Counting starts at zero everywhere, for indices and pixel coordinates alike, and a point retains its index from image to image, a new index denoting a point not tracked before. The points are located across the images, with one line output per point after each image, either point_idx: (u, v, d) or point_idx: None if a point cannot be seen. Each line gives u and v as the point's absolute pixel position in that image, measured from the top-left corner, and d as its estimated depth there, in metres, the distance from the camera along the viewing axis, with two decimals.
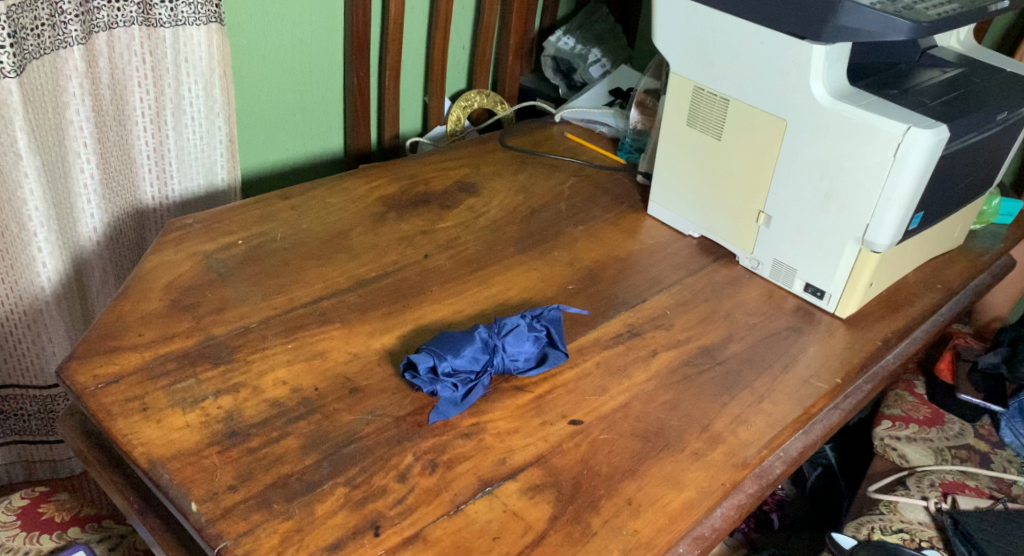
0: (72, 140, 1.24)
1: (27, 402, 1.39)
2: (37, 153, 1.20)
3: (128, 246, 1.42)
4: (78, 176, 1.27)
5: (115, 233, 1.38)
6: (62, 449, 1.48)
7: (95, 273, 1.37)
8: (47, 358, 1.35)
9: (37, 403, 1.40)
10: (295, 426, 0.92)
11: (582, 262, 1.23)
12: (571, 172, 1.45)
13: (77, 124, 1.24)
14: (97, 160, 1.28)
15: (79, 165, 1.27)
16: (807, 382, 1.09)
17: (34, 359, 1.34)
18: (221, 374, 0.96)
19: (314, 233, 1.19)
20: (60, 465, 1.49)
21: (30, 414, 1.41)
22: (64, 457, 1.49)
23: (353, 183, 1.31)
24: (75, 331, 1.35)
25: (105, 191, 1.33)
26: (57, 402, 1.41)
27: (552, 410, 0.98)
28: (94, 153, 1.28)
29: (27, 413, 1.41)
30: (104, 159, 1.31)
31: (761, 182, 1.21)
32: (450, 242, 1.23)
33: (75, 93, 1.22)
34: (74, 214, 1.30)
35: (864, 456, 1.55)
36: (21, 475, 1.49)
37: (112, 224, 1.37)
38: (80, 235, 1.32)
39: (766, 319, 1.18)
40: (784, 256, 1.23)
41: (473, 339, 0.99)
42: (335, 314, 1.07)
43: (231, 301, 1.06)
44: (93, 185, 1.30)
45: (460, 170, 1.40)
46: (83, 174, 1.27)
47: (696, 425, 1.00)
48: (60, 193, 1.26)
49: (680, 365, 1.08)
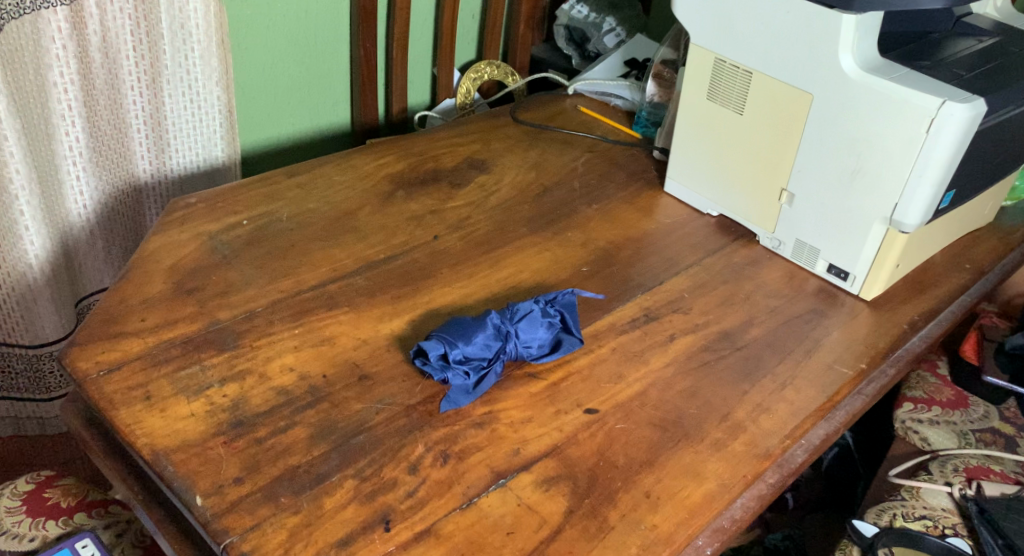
0: (55, 102, 1.23)
1: (15, 359, 1.38)
2: (17, 113, 1.19)
3: (122, 213, 1.41)
4: (63, 139, 1.26)
5: (107, 199, 1.37)
6: (49, 408, 1.48)
7: (83, 238, 1.37)
8: (35, 319, 1.34)
9: (23, 361, 1.39)
10: (303, 413, 0.89)
11: (597, 243, 1.20)
12: (585, 148, 1.41)
13: (61, 86, 1.22)
14: (83, 124, 1.27)
15: (63, 128, 1.25)
16: (830, 367, 1.06)
17: (22, 319, 1.34)
18: (226, 360, 0.93)
19: (322, 213, 1.16)
20: (47, 421, 1.49)
21: (18, 372, 1.40)
22: (51, 415, 1.48)
23: (360, 160, 1.28)
24: (60, 294, 1.35)
25: (94, 155, 1.32)
26: (43, 362, 1.40)
27: (566, 398, 0.95)
28: (80, 117, 1.26)
29: (15, 371, 1.40)
30: (94, 123, 1.30)
31: (784, 159, 1.17)
32: (460, 222, 1.19)
33: (58, 54, 1.20)
34: (60, 178, 1.29)
35: (880, 441, 1.51)
36: (8, 430, 1.49)
37: (104, 190, 1.36)
38: (67, 199, 1.31)
39: (787, 303, 1.15)
40: (808, 235, 1.19)
41: (484, 326, 0.96)
42: (345, 297, 1.04)
43: (236, 284, 1.03)
44: (80, 150, 1.28)
45: (471, 146, 1.36)
46: (68, 136, 1.26)
47: (717, 413, 0.97)
48: (43, 156, 1.25)
49: (698, 351, 1.05)
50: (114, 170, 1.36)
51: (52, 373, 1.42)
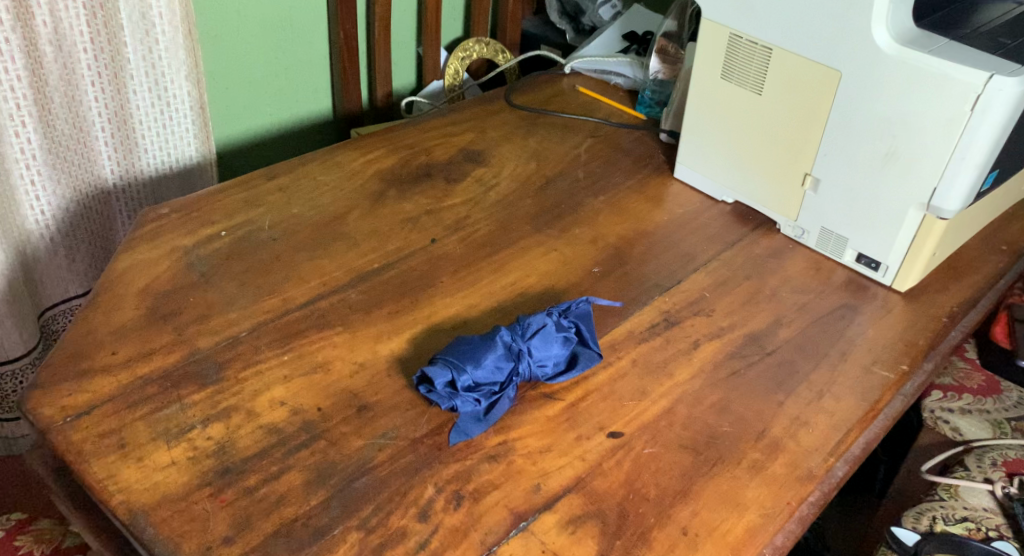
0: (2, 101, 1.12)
1: None
2: None
3: (89, 219, 1.30)
4: (13, 141, 1.16)
5: (69, 205, 1.27)
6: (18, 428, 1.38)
7: (43, 246, 1.27)
8: None
9: None
10: (298, 454, 0.80)
11: (607, 239, 1.10)
12: (587, 133, 1.31)
13: (7, 83, 1.12)
14: (34, 123, 1.16)
15: (12, 129, 1.15)
16: (869, 371, 0.97)
17: None
18: (208, 396, 0.83)
19: (307, 218, 1.06)
20: (15, 443, 1.39)
21: None
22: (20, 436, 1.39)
23: (345, 156, 1.17)
24: (16, 306, 1.24)
25: (52, 158, 1.21)
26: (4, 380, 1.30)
27: (587, 421, 0.87)
28: (31, 116, 1.16)
29: None
30: (51, 124, 1.19)
31: (809, 142, 1.08)
32: (459, 222, 1.09)
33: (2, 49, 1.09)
34: (12, 184, 1.18)
35: (904, 440, 1.39)
36: None
37: (65, 196, 1.25)
38: (22, 206, 1.21)
39: (815, 300, 1.06)
40: (834, 223, 1.10)
41: (493, 345, 0.86)
42: (338, 315, 0.95)
43: (217, 306, 0.93)
44: (34, 151, 1.18)
45: (465, 135, 1.26)
46: (18, 138, 1.16)
47: (752, 431, 0.88)
48: None
49: (726, 359, 0.96)
50: (76, 173, 1.25)
51: (16, 392, 1.32)
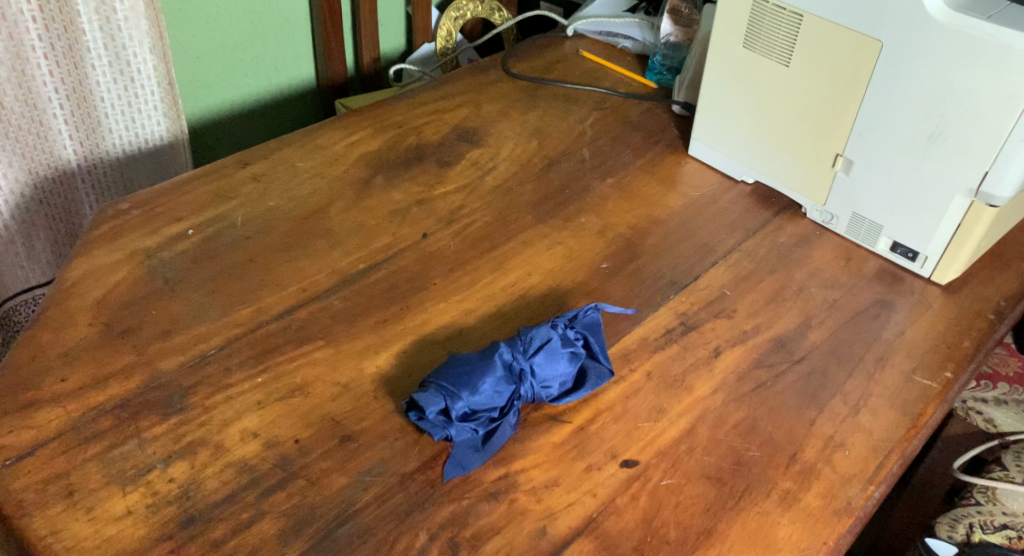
0: None
1: None
2: None
3: (47, 205, 1.19)
4: None
5: (24, 190, 1.15)
6: None
7: None
8: None
9: None
10: (270, 497, 0.70)
11: (617, 229, 1.00)
12: (593, 105, 1.19)
13: None
14: None
15: None
16: (909, 379, 0.88)
17: None
18: (170, 429, 0.74)
19: (285, 211, 0.96)
20: None
21: None
22: None
23: (327, 138, 1.06)
24: None
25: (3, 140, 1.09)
26: None
27: (598, 448, 0.78)
28: None
29: None
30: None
31: (843, 118, 0.98)
32: (454, 213, 0.99)
33: None
34: None
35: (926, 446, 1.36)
36: None
37: (19, 181, 1.14)
38: None
39: (847, 296, 0.96)
40: (867, 209, 1.00)
41: (492, 367, 0.77)
42: (319, 325, 0.85)
43: (182, 320, 0.83)
44: None
45: (459, 111, 1.14)
46: None
47: (782, 455, 0.80)
48: None
49: (751, 370, 0.87)
50: (32, 155, 1.14)
51: None
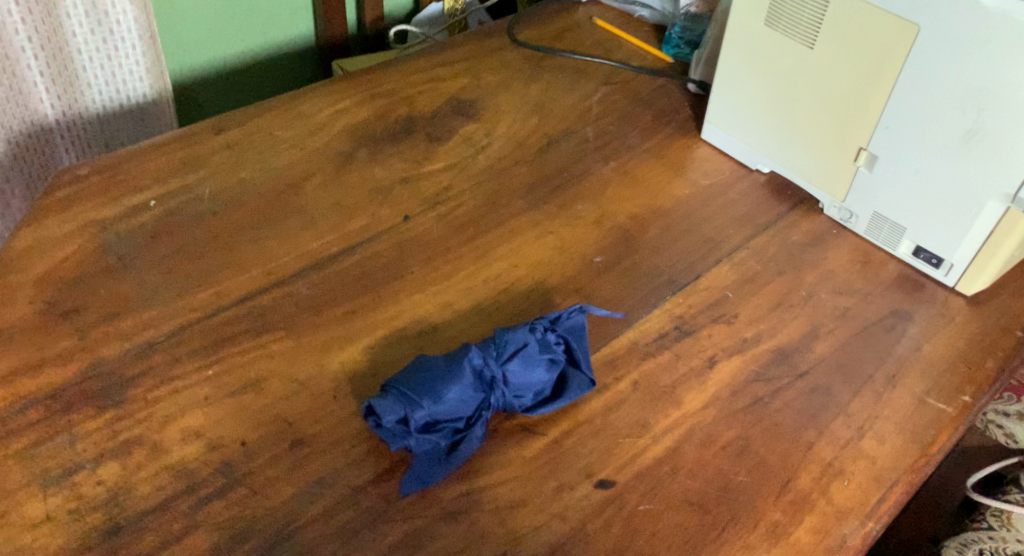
0: None
1: None
2: None
3: (22, 164, 1.10)
4: None
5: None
6: None
7: None
8: None
9: None
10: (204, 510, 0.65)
11: (615, 219, 0.92)
12: (601, 79, 1.11)
13: None
14: None
15: None
16: (922, 401, 0.80)
17: None
18: (105, 425, 0.69)
19: (256, 185, 0.89)
20: None
21: None
22: None
23: (310, 105, 0.99)
24: None
25: None
26: None
27: (572, 466, 0.72)
28: None
29: None
30: None
31: (869, 108, 0.89)
32: (439, 194, 0.92)
33: None
34: None
35: None
36: None
37: None
38: None
39: (860, 304, 0.88)
40: (890, 209, 0.92)
41: (460, 374, 0.70)
42: (281, 314, 0.78)
43: (132, 302, 0.77)
44: None
45: (457, 80, 1.07)
46: None
47: (773, 483, 0.73)
48: None
49: (748, 384, 0.79)
50: (6, 109, 1.05)
51: None
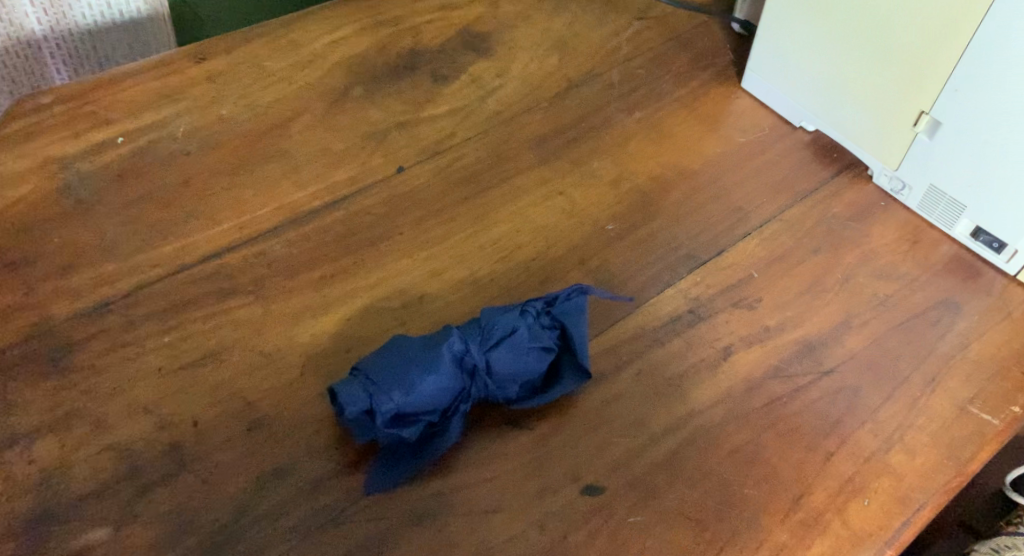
0: None
1: None
2: None
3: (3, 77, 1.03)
4: None
5: None
6: None
7: None
8: None
9: None
10: (194, 484, 0.60)
11: (633, 180, 0.83)
12: (635, 13, 0.99)
13: None
14: None
15: None
16: (965, 410, 0.71)
17: None
18: (47, 394, 0.63)
19: (236, 123, 0.81)
20: None
21: None
22: None
23: (305, 32, 0.90)
24: None
25: None
26: None
27: (559, 467, 0.64)
28: None
29: None
30: None
31: (935, 68, 0.78)
32: (439, 143, 0.83)
33: None
34: None
35: None
36: None
37: None
38: None
39: (904, 291, 0.78)
40: (950, 183, 0.81)
41: (436, 361, 0.63)
42: (251, 275, 0.71)
43: (88, 254, 0.71)
44: None
45: (472, 8, 0.96)
46: None
47: (782, 498, 0.65)
48: None
49: (765, 381, 0.71)
50: None
51: None
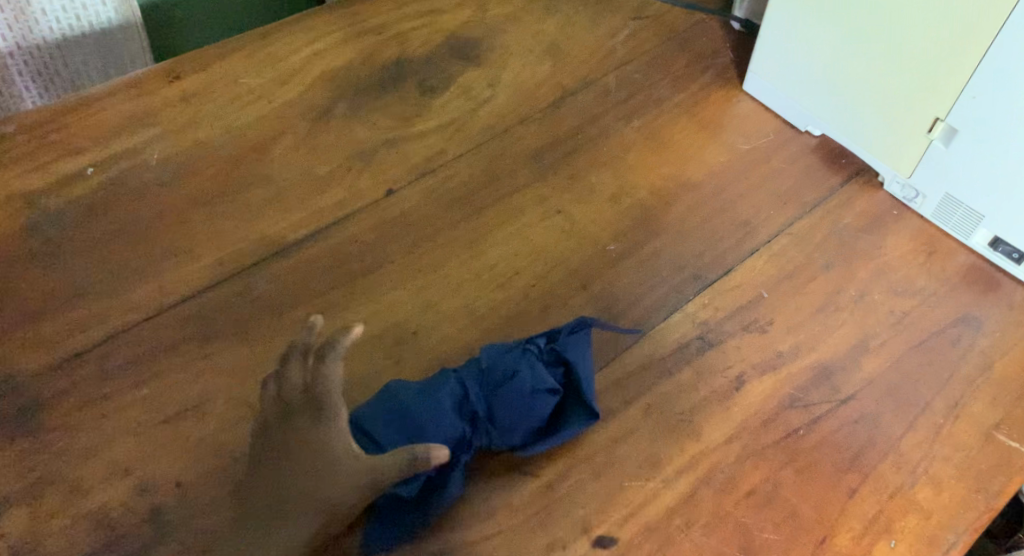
0: None
1: None
2: None
3: None
4: None
5: None
6: None
7: None
8: None
9: None
10: (331, 442, 0.57)
11: (635, 195, 0.78)
12: (629, 12, 0.94)
13: None
14: None
15: None
16: (992, 436, 0.67)
17: None
18: (17, 460, 0.59)
19: (213, 147, 0.76)
20: None
21: None
22: None
23: (282, 45, 0.85)
24: None
25: None
26: None
27: (567, 517, 0.60)
28: None
29: None
30: None
31: (951, 73, 0.74)
32: (429, 162, 0.78)
33: None
34: None
35: None
36: None
37: None
38: None
39: (923, 308, 0.74)
40: (966, 192, 0.77)
41: (433, 410, 0.60)
42: (233, 316, 0.67)
43: (58, 300, 0.66)
44: None
45: (458, 12, 0.91)
46: None
47: (803, 542, 0.61)
48: None
49: (781, 412, 0.67)
50: None
51: None
